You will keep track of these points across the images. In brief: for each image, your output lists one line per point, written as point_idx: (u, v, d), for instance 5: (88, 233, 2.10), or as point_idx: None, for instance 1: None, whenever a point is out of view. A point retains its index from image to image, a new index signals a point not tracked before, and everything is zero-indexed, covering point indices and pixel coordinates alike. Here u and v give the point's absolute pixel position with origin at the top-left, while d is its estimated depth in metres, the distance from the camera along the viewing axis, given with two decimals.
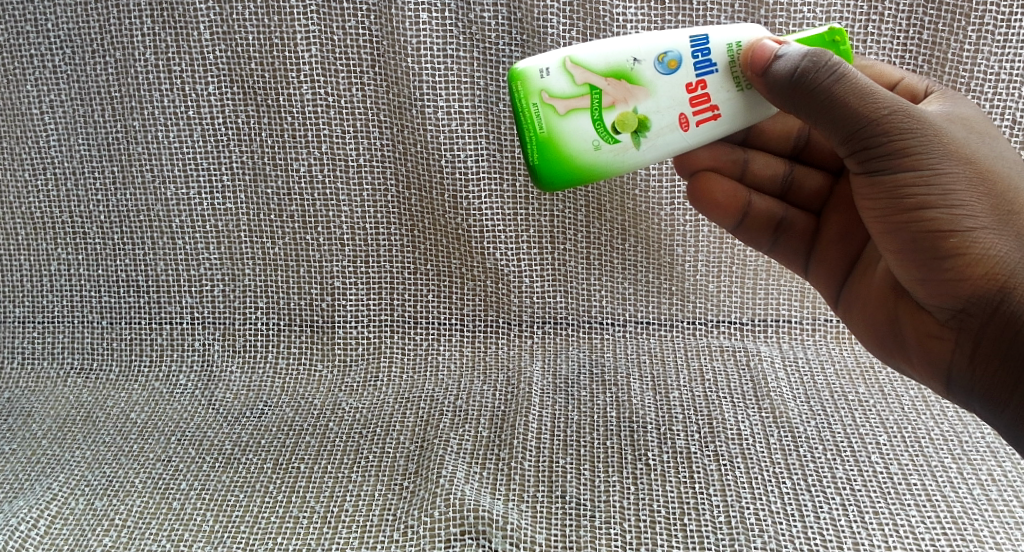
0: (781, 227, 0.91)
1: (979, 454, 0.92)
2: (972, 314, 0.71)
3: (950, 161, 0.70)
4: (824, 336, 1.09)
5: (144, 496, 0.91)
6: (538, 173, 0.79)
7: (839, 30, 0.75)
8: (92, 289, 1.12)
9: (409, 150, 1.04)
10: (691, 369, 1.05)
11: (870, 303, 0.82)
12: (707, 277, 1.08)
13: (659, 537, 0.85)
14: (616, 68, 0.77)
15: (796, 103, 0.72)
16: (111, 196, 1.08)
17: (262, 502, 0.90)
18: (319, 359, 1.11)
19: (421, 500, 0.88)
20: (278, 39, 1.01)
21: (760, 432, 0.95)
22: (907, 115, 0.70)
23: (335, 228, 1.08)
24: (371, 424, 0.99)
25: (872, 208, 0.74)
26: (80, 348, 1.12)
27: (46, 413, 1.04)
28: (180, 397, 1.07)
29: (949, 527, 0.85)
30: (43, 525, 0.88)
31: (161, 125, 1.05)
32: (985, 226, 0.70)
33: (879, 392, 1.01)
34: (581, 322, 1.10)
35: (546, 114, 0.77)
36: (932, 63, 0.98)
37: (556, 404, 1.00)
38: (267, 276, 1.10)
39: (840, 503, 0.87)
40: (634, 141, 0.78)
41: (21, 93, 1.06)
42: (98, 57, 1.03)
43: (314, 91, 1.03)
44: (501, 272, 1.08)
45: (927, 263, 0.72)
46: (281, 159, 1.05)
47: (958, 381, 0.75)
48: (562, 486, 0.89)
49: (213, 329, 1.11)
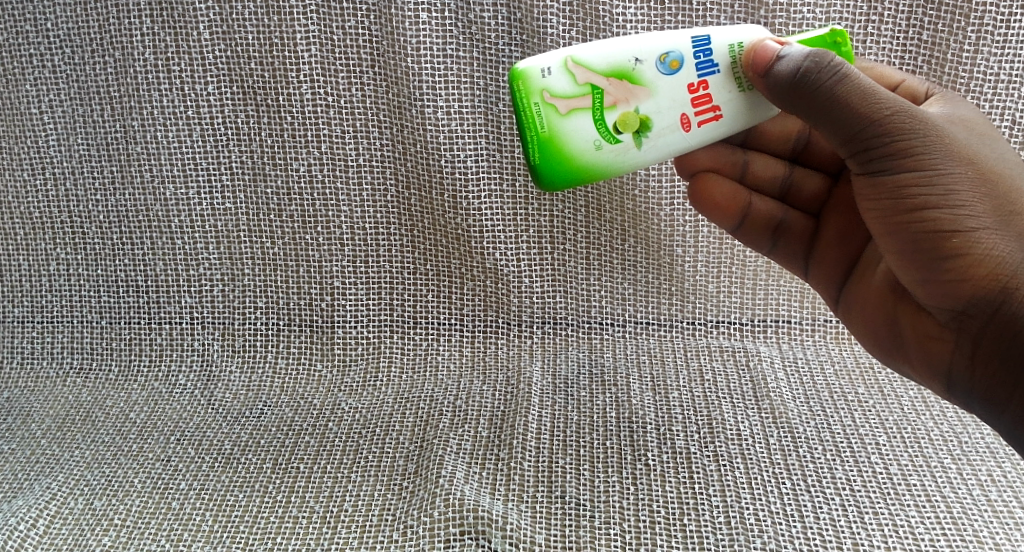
0: (781, 228, 0.91)
1: (979, 454, 0.92)
2: (973, 315, 0.71)
3: (952, 161, 0.70)
4: (824, 336, 1.09)
5: (144, 496, 0.91)
6: (539, 173, 0.79)
7: (840, 32, 0.75)
8: (92, 289, 1.12)
9: (409, 150, 1.04)
10: (691, 369, 1.05)
11: (869, 304, 0.83)
12: (707, 277, 1.08)
13: (659, 537, 0.85)
14: (617, 68, 0.77)
15: (798, 104, 0.72)
16: (111, 196, 1.08)
17: (262, 502, 0.90)
18: (319, 359, 1.11)
19: (421, 500, 0.88)
20: (277, 38, 1.01)
21: (760, 432, 0.95)
22: (909, 116, 0.70)
23: (335, 228, 1.08)
24: (371, 424, 0.99)
25: (872, 208, 0.74)
26: (79, 348, 1.12)
27: (46, 412, 1.04)
28: (180, 397, 1.06)
29: (949, 528, 0.85)
30: (42, 525, 0.87)
31: (161, 125, 1.05)
32: (986, 226, 0.70)
33: (879, 392, 1.01)
34: (581, 322, 1.10)
35: (547, 114, 0.77)
36: (932, 64, 0.98)
37: (556, 403, 1.00)
38: (267, 276, 1.10)
39: (840, 503, 0.87)
40: (635, 142, 0.78)
41: (21, 92, 1.05)
42: (98, 57, 1.03)
43: (315, 91, 1.03)
44: (501, 272, 1.08)
45: (928, 263, 0.72)
46: (280, 159, 1.05)
47: (959, 382, 0.75)
48: (562, 486, 0.89)
49: (213, 329, 1.11)
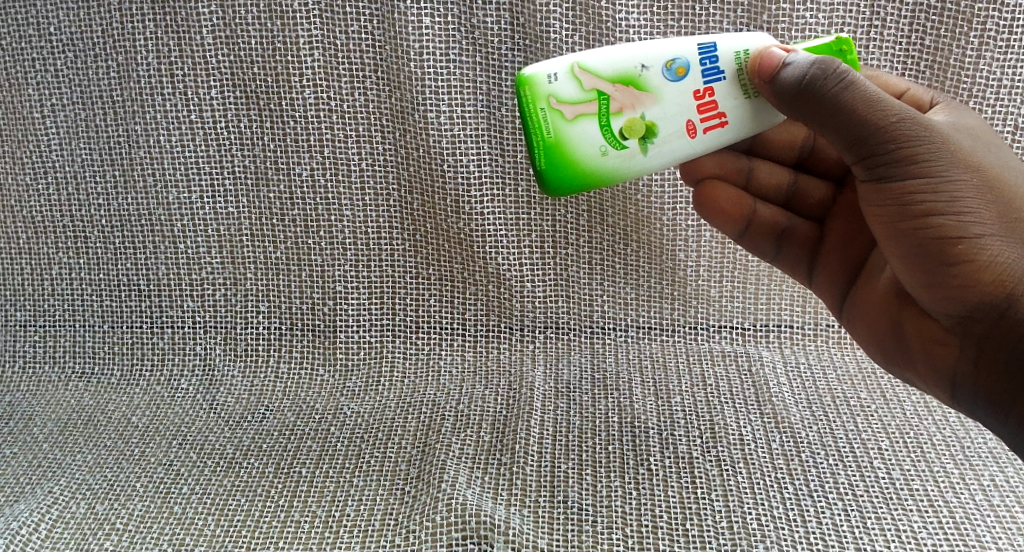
0: (785, 235, 0.91)
1: (981, 459, 0.92)
2: (978, 321, 0.71)
3: (957, 168, 0.70)
4: (826, 342, 1.09)
5: (146, 500, 0.91)
6: (544, 178, 0.79)
7: (846, 40, 0.76)
8: (94, 293, 1.12)
9: (412, 154, 1.04)
10: (693, 374, 1.05)
11: (873, 310, 0.83)
12: (709, 282, 1.08)
13: (661, 542, 0.85)
14: (623, 75, 0.77)
15: (804, 111, 0.72)
16: (113, 201, 1.08)
17: (264, 507, 0.90)
18: (320, 364, 1.11)
19: (423, 504, 0.88)
20: (280, 43, 1.01)
21: (762, 437, 0.95)
22: (915, 123, 0.70)
23: (338, 233, 1.08)
24: (373, 428, 0.99)
25: (878, 215, 0.74)
26: (81, 352, 1.12)
27: (47, 417, 1.04)
28: (182, 401, 1.06)
29: (951, 534, 0.85)
30: (44, 530, 0.88)
31: (163, 130, 1.05)
32: (992, 233, 0.70)
33: (881, 397, 1.01)
34: (583, 327, 1.10)
35: (554, 119, 0.77)
36: (934, 69, 0.99)
37: (558, 409, 1.00)
38: (269, 280, 1.10)
39: (843, 508, 0.88)
40: (640, 148, 0.78)
41: (23, 97, 1.06)
42: (100, 61, 1.03)
43: (317, 95, 1.03)
44: (503, 277, 1.08)
45: (934, 269, 0.72)
46: (283, 164, 1.06)
47: (964, 390, 0.75)
48: (565, 491, 0.89)
49: (215, 333, 1.11)
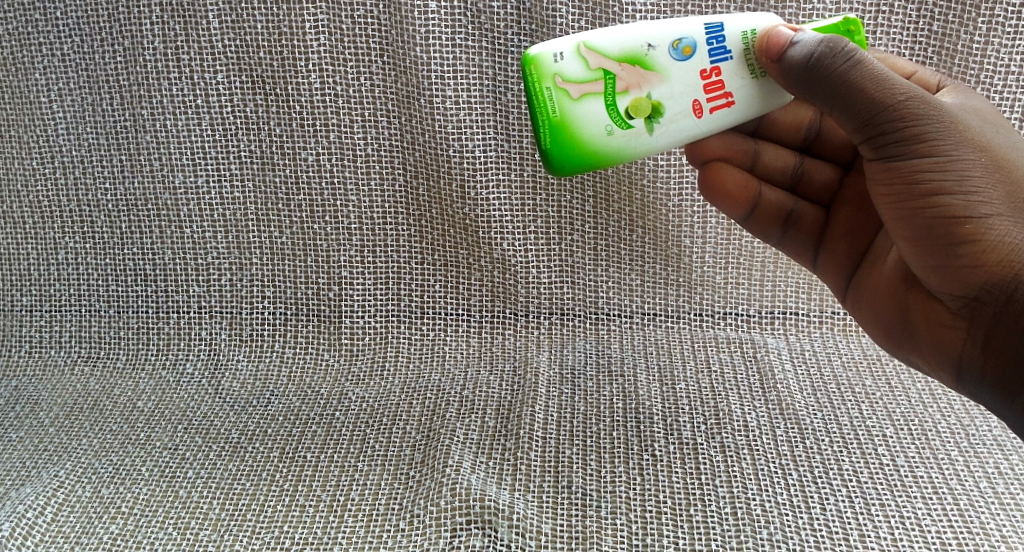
0: (791, 219, 0.91)
1: (986, 447, 0.92)
2: (985, 303, 0.71)
3: (966, 148, 0.70)
4: (831, 329, 1.09)
5: (151, 484, 0.91)
6: (550, 158, 0.79)
7: (854, 20, 0.75)
8: (100, 278, 1.12)
9: (417, 139, 1.04)
10: (698, 360, 1.05)
11: (880, 293, 0.83)
12: (714, 269, 1.08)
13: (665, 528, 0.85)
14: (631, 54, 0.77)
15: (812, 89, 0.72)
16: (119, 186, 1.09)
17: (269, 491, 0.90)
18: (326, 348, 1.11)
19: (427, 489, 0.88)
20: (286, 27, 1.01)
21: (767, 423, 0.95)
22: (923, 102, 0.70)
23: (343, 217, 1.08)
24: (378, 413, 0.99)
25: (885, 195, 0.73)
26: (87, 337, 1.13)
27: (53, 401, 1.04)
28: (188, 385, 1.07)
29: (955, 520, 0.85)
30: (49, 513, 0.88)
31: (170, 114, 1.05)
32: (999, 214, 0.70)
33: (886, 384, 1.01)
34: (588, 314, 1.10)
35: (560, 98, 0.77)
36: (942, 55, 0.98)
37: (562, 394, 1.00)
38: (275, 265, 1.10)
39: (847, 495, 0.87)
40: (647, 127, 0.78)
41: (30, 80, 1.06)
42: (106, 46, 1.04)
43: (323, 80, 1.03)
44: (508, 262, 1.08)
45: (942, 249, 0.71)
46: (288, 149, 1.06)
47: (969, 373, 0.75)
48: (569, 476, 0.89)
49: (221, 318, 1.12)
